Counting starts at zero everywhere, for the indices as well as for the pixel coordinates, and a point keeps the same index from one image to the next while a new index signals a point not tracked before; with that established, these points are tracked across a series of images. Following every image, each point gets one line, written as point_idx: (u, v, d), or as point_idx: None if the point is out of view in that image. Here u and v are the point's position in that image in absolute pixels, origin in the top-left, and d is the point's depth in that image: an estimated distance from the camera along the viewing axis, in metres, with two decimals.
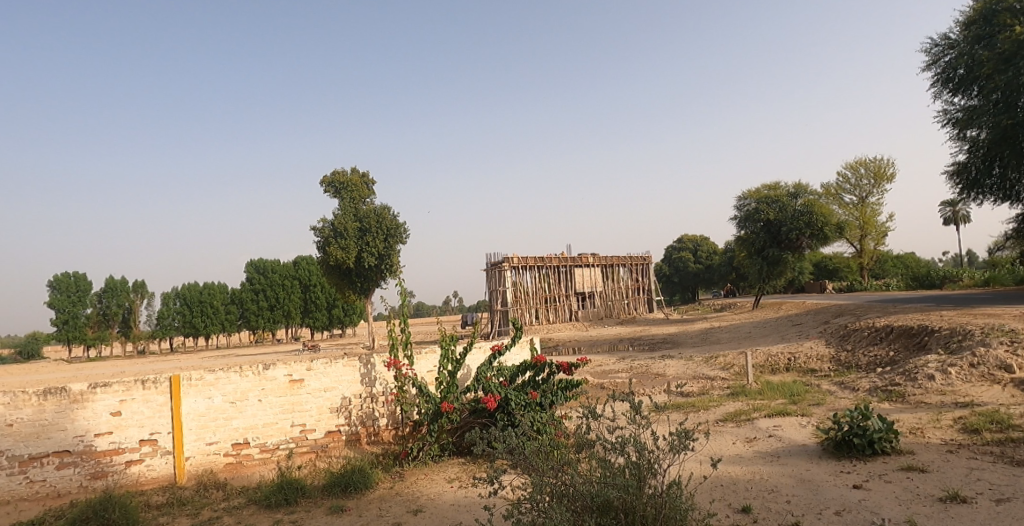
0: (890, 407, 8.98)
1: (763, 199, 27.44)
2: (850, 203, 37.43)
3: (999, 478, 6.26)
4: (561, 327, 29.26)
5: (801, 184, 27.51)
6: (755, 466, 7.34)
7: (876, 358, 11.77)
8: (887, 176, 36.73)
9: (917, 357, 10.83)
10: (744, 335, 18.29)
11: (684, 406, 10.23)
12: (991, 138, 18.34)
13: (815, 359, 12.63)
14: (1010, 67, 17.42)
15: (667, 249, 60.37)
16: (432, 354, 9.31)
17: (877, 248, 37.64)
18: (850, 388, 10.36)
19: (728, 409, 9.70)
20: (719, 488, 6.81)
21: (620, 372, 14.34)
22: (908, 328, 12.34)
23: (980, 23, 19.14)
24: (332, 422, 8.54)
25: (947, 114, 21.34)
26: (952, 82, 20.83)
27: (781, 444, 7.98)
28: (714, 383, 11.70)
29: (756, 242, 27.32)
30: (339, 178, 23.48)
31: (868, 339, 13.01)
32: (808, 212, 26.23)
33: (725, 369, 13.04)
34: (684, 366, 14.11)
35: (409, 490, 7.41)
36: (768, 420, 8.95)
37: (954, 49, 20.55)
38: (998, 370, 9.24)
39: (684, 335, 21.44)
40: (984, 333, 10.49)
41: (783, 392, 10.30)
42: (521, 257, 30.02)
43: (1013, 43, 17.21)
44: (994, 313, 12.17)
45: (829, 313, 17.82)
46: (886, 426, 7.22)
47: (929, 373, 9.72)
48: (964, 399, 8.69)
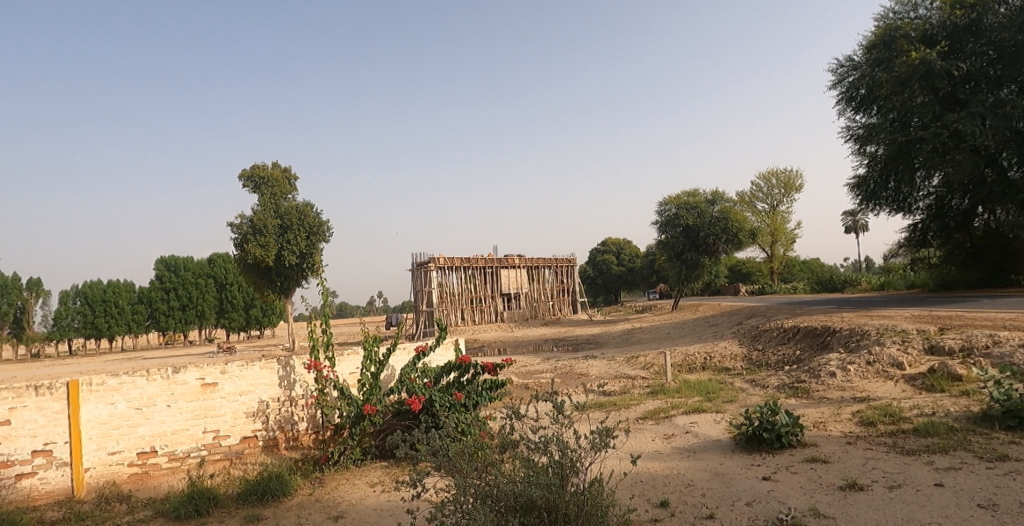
0: (796, 402, 9.52)
1: (682, 205, 28.47)
2: (763, 211, 39.58)
3: (891, 466, 6.76)
4: (488, 328, 29.34)
5: (718, 191, 28.79)
6: (672, 462, 7.60)
7: (783, 357, 12.46)
8: (796, 186, 39.01)
9: (819, 356, 11.52)
10: (663, 336, 18.89)
11: (606, 405, 10.46)
12: (888, 154, 19.93)
13: (728, 359, 13.23)
14: (905, 89, 18.96)
15: (591, 252, 61.74)
16: (355, 355, 9.12)
17: (786, 253, 39.98)
18: (760, 385, 10.92)
19: (648, 407, 9.99)
20: (638, 484, 7.00)
21: (544, 372, 14.50)
22: (812, 328, 13.15)
23: (880, 47, 20.61)
24: (248, 427, 8.20)
25: (849, 131, 22.97)
26: (855, 101, 22.46)
27: (696, 440, 8.29)
28: (634, 382, 12.03)
29: (676, 246, 28.35)
30: (259, 172, 22.71)
31: (777, 339, 13.76)
32: (724, 218, 27.49)
33: (645, 368, 13.44)
34: (606, 366, 14.45)
35: (330, 496, 7.22)
36: (685, 417, 9.29)
37: (857, 70, 22.09)
38: (891, 367, 9.97)
39: (606, 335, 22.00)
40: (880, 334, 11.28)
41: (698, 390, 10.72)
42: (447, 257, 29.65)
43: (909, 67, 18.74)
44: (888, 314, 13.16)
45: (742, 314, 18.70)
46: (792, 420, 7.65)
47: (830, 371, 10.37)
48: (862, 394, 9.31)
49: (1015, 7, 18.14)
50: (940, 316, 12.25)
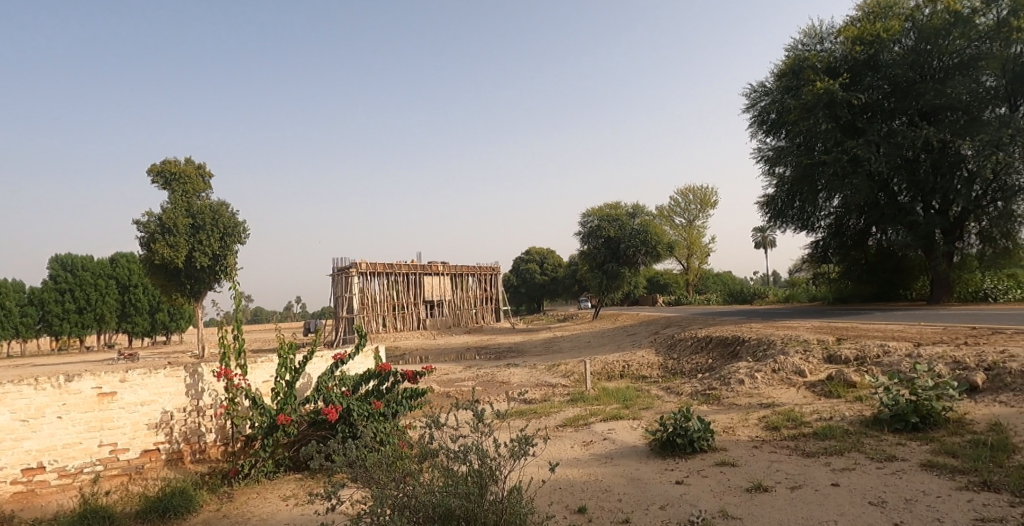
0: (707, 408, 9.93)
1: (604, 217, 29.22)
2: (681, 225, 41.42)
3: (793, 468, 7.15)
4: (410, 335, 28.95)
5: (639, 205, 29.72)
6: (590, 468, 7.74)
7: (696, 365, 12.98)
8: (711, 202, 40.91)
9: (730, 364, 12.06)
10: (583, 344, 19.25)
11: (526, 412, 10.54)
12: (795, 175, 21.28)
13: (646, 367, 13.63)
14: (811, 115, 20.33)
15: (516, 261, 62.26)
16: (268, 363, 8.79)
17: (701, 266, 41.85)
18: (674, 392, 11.33)
19: (568, 415, 10.14)
20: (558, 491, 7.09)
21: (466, 380, 14.45)
22: (723, 338, 13.77)
23: (789, 76, 22.01)
24: (150, 439, 7.72)
25: (760, 153, 24.35)
26: (766, 125, 23.85)
27: (614, 446, 8.48)
28: (555, 390, 12.18)
29: (598, 256, 29.05)
30: (170, 167, 21.54)
31: (690, 348, 14.31)
32: (644, 231, 28.42)
33: (565, 376, 13.65)
34: (527, 374, 14.57)
35: (239, 511, 6.89)
36: (603, 424, 9.48)
37: (768, 96, 23.50)
38: (794, 374, 10.59)
39: (528, 344, 22.21)
40: (784, 343, 11.95)
41: (616, 397, 10.99)
42: (369, 263, 28.99)
43: (814, 96, 20.11)
44: (792, 325, 13.97)
45: (659, 324, 19.34)
46: (703, 425, 7.97)
47: (740, 379, 10.88)
48: (767, 400, 9.82)
49: (907, 46, 19.76)
50: (837, 327, 13.13)
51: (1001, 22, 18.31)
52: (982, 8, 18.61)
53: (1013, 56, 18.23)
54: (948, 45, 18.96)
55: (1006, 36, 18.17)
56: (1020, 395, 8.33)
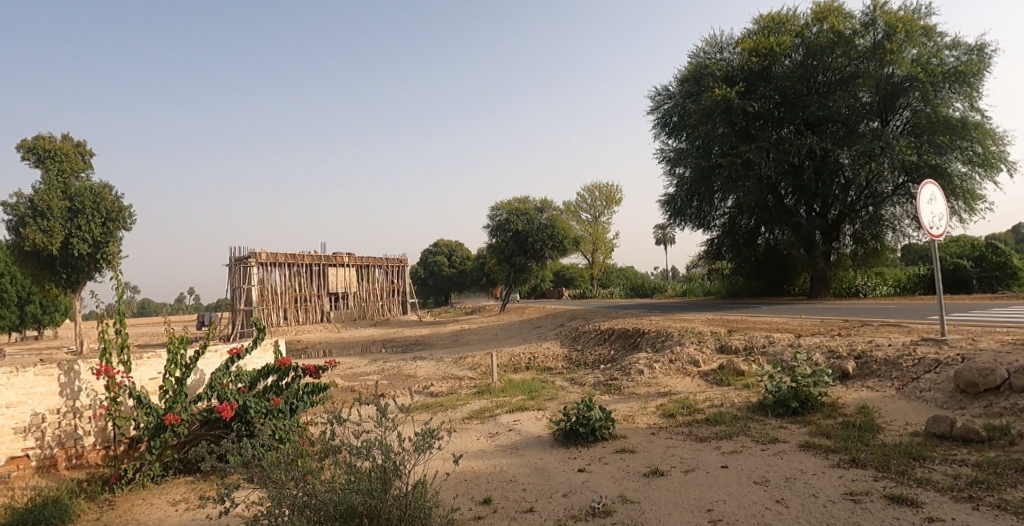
0: (609, 398, 10.29)
1: (513, 211, 29.47)
2: (586, 221, 42.62)
3: (687, 453, 7.55)
4: (313, 329, 27.99)
5: (546, 200, 30.26)
6: (495, 459, 7.81)
7: (599, 357, 13.41)
8: (616, 200, 42.31)
9: (631, 355, 12.54)
10: (490, 337, 19.36)
11: (432, 405, 10.49)
12: (693, 177, 22.38)
13: (551, 359, 13.91)
14: (709, 120, 21.45)
15: (423, 253, 61.71)
16: (156, 359, 8.25)
17: (605, 261, 43.37)
18: (578, 383, 11.65)
19: (474, 407, 10.18)
20: (463, 483, 7.10)
21: (371, 374, 14.16)
22: (624, 330, 14.31)
23: (691, 82, 23.10)
24: (17, 445, 7.05)
25: (662, 153, 25.42)
26: (668, 127, 24.92)
27: (519, 437, 8.61)
28: (461, 383, 12.19)
29: (505, 250, 29.26)
30: (43, 143, 19.70)
31: (594, 340, 14.76)
32: (551, 225, 29.00)
33: (472, 369, 13.69)
34: (434, 367, 14.49)
35: (122, 519, 6.42)
36: (509, 415, 9.60)
37: (671, 99, 24.57)
38: (689, 364, 11.16)
39: (435, 337, 22.07)
40: (681, 335, 12.56)
41: (522, 389, 11.15)
42: (270, 254, 27.69)
43: (713, 102, 21.25)
44: (688, 318, 14.70)
45: (564, 317, 19.80)
46: (604, 414, 8.24)
47: (639, 369, 11.34)
48: (665, 389, 10.30)
49: (796, 61, 21.21)
50: (729, 319, 13.95)
51: (877, 43, 19.99)
52: (861, 30, 20.25)
53: (886, 75, 19.91)
54: (832, 62, 20.53)
55: (881, 57, 19.83)
56: (884, 380, 9.21)
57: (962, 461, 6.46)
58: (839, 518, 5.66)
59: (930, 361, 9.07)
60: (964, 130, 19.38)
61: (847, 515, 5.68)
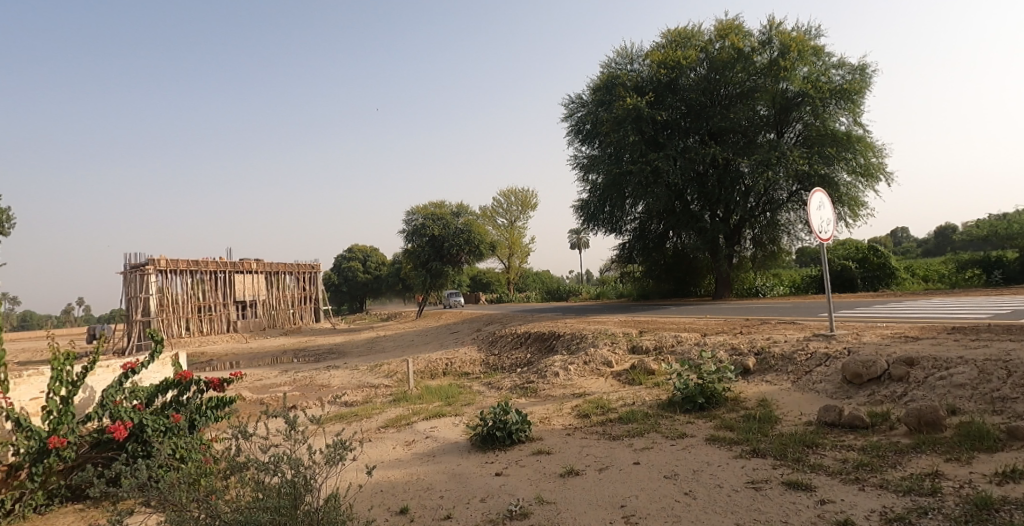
0: (526, 400, 10.42)
1: (429, 215, 29.25)
2: (502, 225, 43.03)
3: (601, 451, 7.75)
4: (218, 339, 26.59)
5: (462, 204, 30.25)
6: (412, 468, 7.72)
7: (516, 360, 13.55)
8: (531, 205, 42.91)
9: (546, 358, 12.73)
10: (407, 344, 19.13)
11: (346, 415, 10.24)
12: (605, 183, 23.06)
13: (468, 364, 13.90)
14: (620, 128, 22.21)
15: (337, 259, 60.16)
16: (38, 377, 7.60)
17: (521, 265, 43.94)
18: (495, 387, 11.72)
19: (390, 415, 10.02)
20: (379, 494, 6.97)
21: (281, 385, 13.62)
22: (540, 333, 14.52)
23: (603, 91, 23.83)
24: None
25: (576, 160, 26.02)
26: (581, 134, 25.56)
27: (436, 443, 8.55)
28: (377, 391, 11.97)
29: (421, 255, 28.97)
30: None
31: (511, 344, 14.89)
32: (467, 230, 29.05)
33: (388, 376, 13.48)
34: (349, 375, 14.15)
35: None
36: (426, 422, 9.52)
37: (584, 107, 25.22)
38: (602, 365, 11.47)
39: (350, 344, 21.54)
40: (594, 337, 12.89)
41: (439, 395, 11.08)
42: (170, 260, 26.08)
43: (624, 111, 21.99)
44: (601, 320, 15.13)
45: (481, 322, 19.86)
46: (520, 417, 8.33)
47: (555, 371, 11.55)
48: (580, 390, 10.54)
49: (701, 74, 22.32)
50: (639, 321, 14.45)
51: (773, 60, 21.34)
52: (759, 48, 21.57)
53: (781, 91, 21.29)
54: (733, 76, 21.75)
55: (776, 73, 21.19)
56: (781, 374, 9.83)
57: (850, 446, 7.00)
58: (742, 505, 5.98)
59: (820, 355, 9.77)
60: (848, 143, 20.99)
61: (749, 503, 6.01)
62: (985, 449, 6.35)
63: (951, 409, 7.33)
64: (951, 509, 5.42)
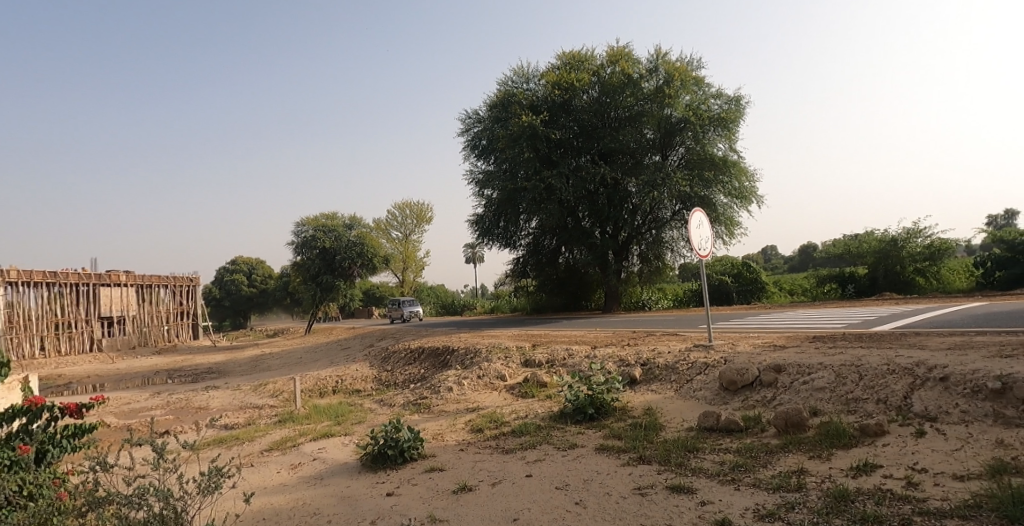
0: (418, 417, 10.27)
1: (320, 227, 28.29)
2: (396, 239, 42.52)
3: (494, 466, 7.77)
4: (79, 360, 24.13)
5: (356, 216, 29.53)
6: (298, 492, 7.38)
7: (409, 376, 13.34)
8: (426, 219, 42.68)
9: (440, 373, 12.63)
10: (293, 361, 18.30)
11: (226, 440, 9.62)
12: (500, 198, 23.34)
13: (359, 381, 13.51)
14: (515, 144, 22.65)
15: (219, 272, 56.76)
16: None
17: (416, 279, 43.54)
18: (387, 404, 11.48)
19: (274, 438, 9.53)
20: (260, 523, 6.59)
21: (151, 409, 12.57)
22: (434, 348, 14.39)
23: (499, 108, 24.23)
24: None
25: (472, 175, 26.19)
26: (477, 149, 25.79)
27: (324, 465, 8.22)
28: (260, 412, 11.35)
29: (311, 268, 27.92)
30: None
31: (404, 360, 14.65)
32: (360, 243, 28.39)
33: (272, 396, 12.81)
34: (229, 396, 13.31)
35: None
36: (313, 443, 9.13)
37: (480, 123, 25.49)
38: (496, 379, 11.55)
39: (231, 363, 20.28)
40: (488, 351, 12.96)
41: (328, 414, 10.69)
42: (21, 272, 23.47)
43: (519, 128, 22.45)
44: (495, 334, 15.25)
45: (374, 337, 19.37)
46: (413, 435, 8.19)
47: (448, 386, 11.49)
48: (473, 404, 10.53)
49: (593, 96, 23.22)
50: (532, 334, 14.69)
51: (659, 87, 22.60)
52: (646, 75, 22.79)
53: (665, 116, 22.58)
54: (622, 100, 22.81)
55: (661, 99, 22.46)
56: (665, 383, 10.34)
57: (726, 449, 7.46)
58: (629, 511, 6.21)
59: (700, 365, 10.37)
60: (725, 168, 22.60)
61: (635, 508, 6.24)
62: (841, 446, 6.98)
63: (813, 411, 8.02)
64: (814, 502, 5.90)
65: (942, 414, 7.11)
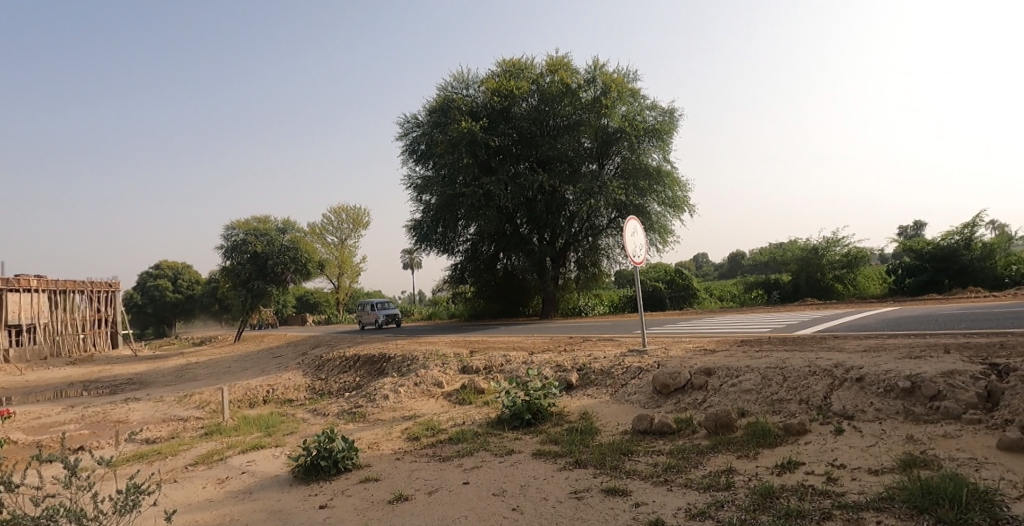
0: (353, 426, 10.08)
1: (251, 231, 27.34)
2: (331, 243, 41.61)
3: (431, 474, 7.71)
4: None
5: (290, 220, 28.68)
6: (225, 508, 7.10)
7: (344, 384, 13.07)
8: (363, 223, 41.97)
9: (376, 381, 12.43)
10: (221, 370, 17.61)
11: (147, 455, 9.16)
12: (438, 204, 23.21)
13: (292, 390, 13.13)
14: (454, 150, 22.61)
15: (141, 277, 54.02)
16: None
17: (352, 285, 42.72)
18: (321, 413, 11.21)
19: (200, 451, 9.14)
20: None
21: (64, 423, 11.82)
22: (370, 356, 14.15)
23: (439, 113, 24.12)
24: None
25: (410, 180, 25.95)
26: (416, 154, 25.57)
27: (253, 479, 7.95)
28: (185, 425, 10.86)
29: (241, 273, 26.99)
30: None
31: (338, 368, 14.34)
32: (293, 247, 27.62)
33: (198, 407, 12.28)
34: (151, 408, 12.68)
35: None
36: (241, 456, 8.81)
37: (419, 127, 25.30)
38: (433, 386, 11.46)
39: (154, 373, 19.32)
40: (426, 358, 12.85)
41: (258, 425, 10.35)
42: None
43: (458, 134, 22.42)
44: (433, 341, 15.14)
45: (307, 345, 18.87)
46: (347, 444, 8.02)
47: (384, 394, 11.32)
48: (410, 412, 10.42)
49: (532, 104, 23.44)
50: (470, 341, 14.66)
51: (596, 98, 23.03)
52: (584, 85, 23.19)
53: (602, 126, 23.02)
54: (561, 109, 23.11)
55: (598, 109, 22.88)
56: (600, 388, 10.53)
57: (659, 451, 7.66)
58: (565, 515, 6.28)
59: (634, 369, 10.61)
60: (659, 177, 23.25)
61: (571, 512, 6.32)
62: (767, 445, 7.29)
63: (741, 412, 8.34)
64: (742, 500, 6.13)
65: (858, 412, 7.53)
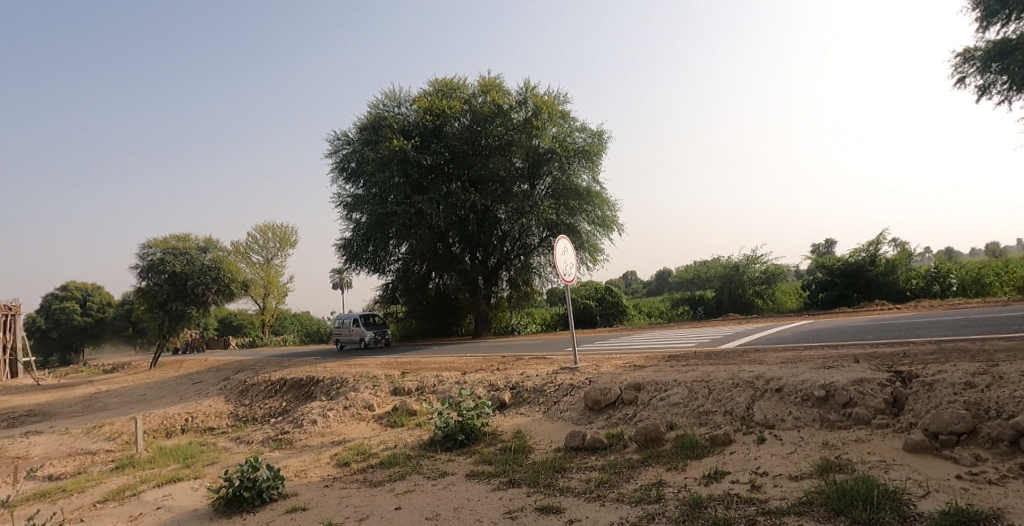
0: (279, 454, 9.70)
1: (169, 249, 25.95)
2: (256, 263, 40.16)
3: (361, 501, 7.51)
4: None
5: (212, 238, 27.35)
6: None
7: (269, 410, 12.59)
8: (290, 242, 40.78)
9: (303, 406, 12.03)
10: (135, 399, 16.60)
11: (49, 493, 8.49)
12: (369, 222, 22.84)
13: (213, 418, 12.52)
14: (386, 168, 22.38)
15: (45, 300, 50.33)
16: None
17: (278, 306, 41.31)
18: (244, 441, 10.74)
19: (110, 487, 8.56)
20: None
21: None
22: (297, 379, 13.70)
23: (370, 131, 23.85)
24: None
25: (340, 198, 25.45)
26: (346, 172, 25.13)
27: (169, 514, 7.51)
28: (93, 459, 10.16)
29: (159, 295, 25.74)
30: None
31: (263, 393, 13.80)
32: (215, 267, 26.40)
33: (109, 440, 11.52)
34: (55, 442, 11.79)
35: None
36: (157, 491, 8.31)
37: (349, 145, 24.90)
38: (364, 409, 11.21)
39: (58, 403, 17.99)
40: (356, 381, 12.56)
41: (175, 457, 9.80)
42: None
43: (390, 152, 22.23)
44: (363, 362, 14.83)
45: (230, 369, 18.07)
46: (273, 473, 7.70)
47: (312, 419, 10.97)
48: (339, 437, 10.13)
49: (464, 124, 23.54)
50: (402, 362, 14.44)
51: (527, 119, 23.38)
52: (516, 106, 23.51)
53: (534, 147, 23.35)
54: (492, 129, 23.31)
55: (529, 130, 23.21)
56: (533, 406, 10.59)
57: (592, 467, 7.76)
58: None
59: (566, 386, 10.73)
60: (589, 197, 23.78)
61: None
62: (695, 457, 7.52)
63: (670, 425, 8.58)
64: (672, 512, 6.28)
65: (779, 421, 7.89)
